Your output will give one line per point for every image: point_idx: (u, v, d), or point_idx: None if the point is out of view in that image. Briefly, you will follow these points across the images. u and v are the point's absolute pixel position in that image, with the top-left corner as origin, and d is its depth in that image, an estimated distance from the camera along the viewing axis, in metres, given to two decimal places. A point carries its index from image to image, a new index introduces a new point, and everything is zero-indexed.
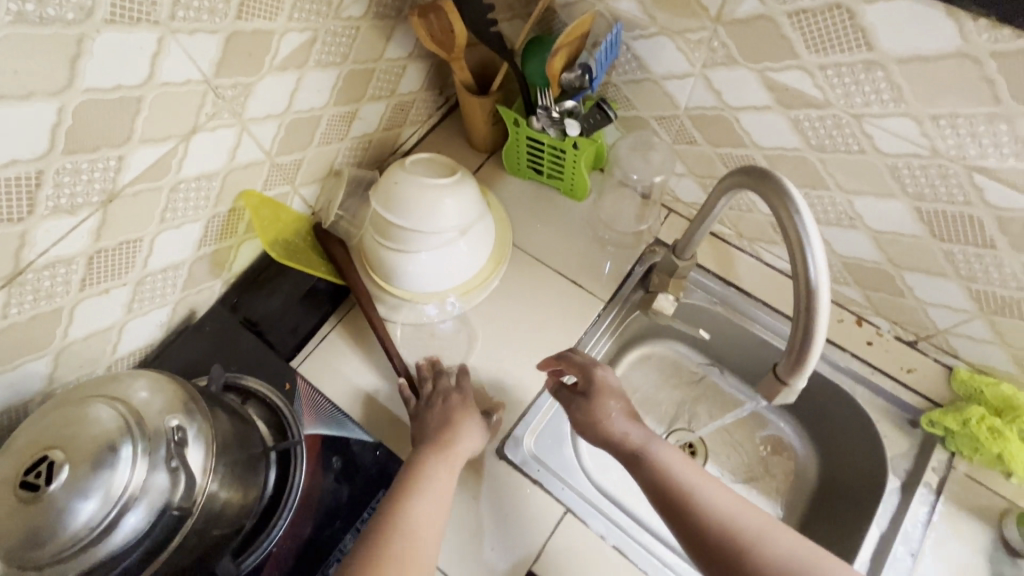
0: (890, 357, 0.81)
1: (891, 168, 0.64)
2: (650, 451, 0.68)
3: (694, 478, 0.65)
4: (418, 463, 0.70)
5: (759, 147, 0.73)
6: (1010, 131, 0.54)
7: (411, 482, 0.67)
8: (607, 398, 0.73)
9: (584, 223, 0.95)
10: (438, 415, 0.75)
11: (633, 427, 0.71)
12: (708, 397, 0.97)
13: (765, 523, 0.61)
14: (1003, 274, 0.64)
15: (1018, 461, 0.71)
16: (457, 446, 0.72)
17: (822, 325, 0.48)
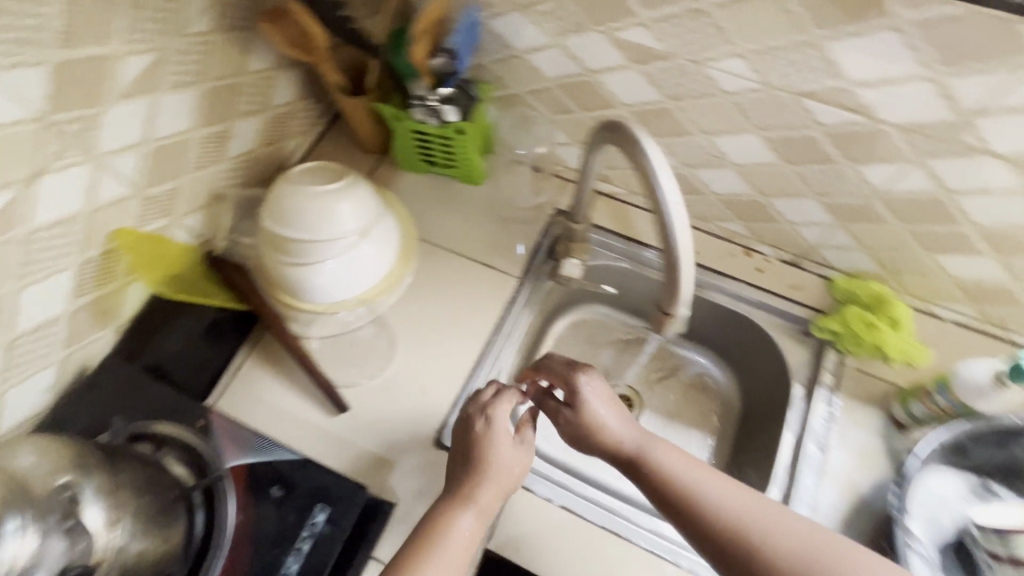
0: (777, 278, 0.89)
1: (737, 106, 0.69)
2: (648, 453, 0.65)
3: (695, 472, 0.63)
4: (439, 516, 0.64)
5: (625, 105, 0.77)
6: (820, 55, 0.61)
7: (428, 542, 0.61)
8: (597, 404, 0.68)
9: (486, 206, 0.97)
10: (469, 453, 0.67)
11: (627, 429, 0.67)
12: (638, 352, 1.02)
13: (771, 510, 0.60)
14: (847, 184, 0.72)
15: (892, 348, 0.80)
16: (486, 494, 0.65)
17: (683, 242, 0.53)
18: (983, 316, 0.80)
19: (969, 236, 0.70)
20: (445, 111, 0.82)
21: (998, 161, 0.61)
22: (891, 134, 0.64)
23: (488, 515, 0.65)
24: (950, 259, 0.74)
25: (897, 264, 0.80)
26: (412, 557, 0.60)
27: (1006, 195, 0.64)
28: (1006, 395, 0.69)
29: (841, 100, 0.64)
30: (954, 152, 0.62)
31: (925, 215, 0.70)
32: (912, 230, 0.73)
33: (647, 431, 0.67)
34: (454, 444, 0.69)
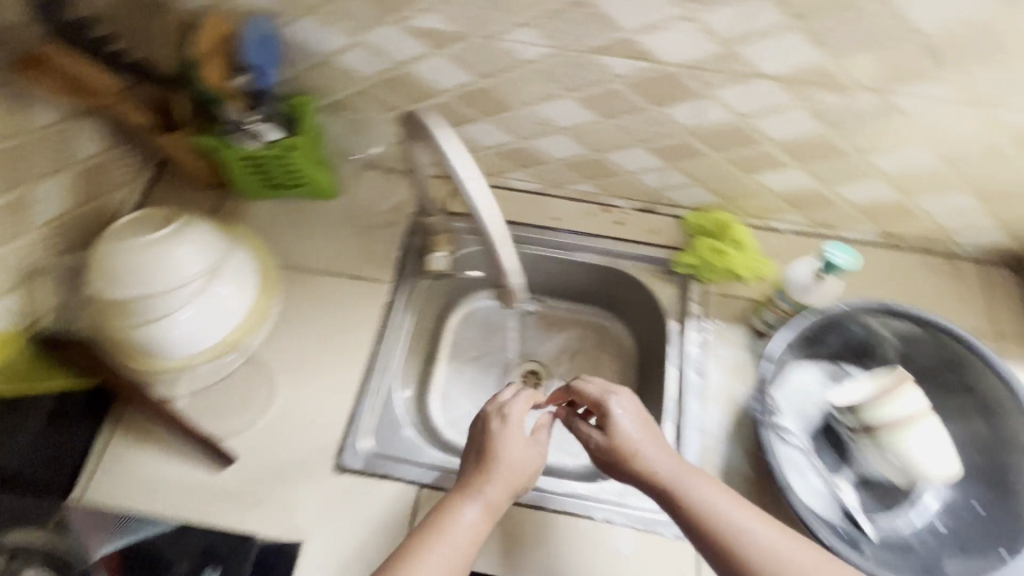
0: (636, 226, 0.95)
1: (543, 72, 0.71)
2: (686, 489, 0.65)
3: (725, 504, 0.63)
4: (446, 508, 0.66)
5: (444, 91, 0.77)
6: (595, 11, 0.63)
7: (431, 534, 0.63)
8: (630, 431, 0.68)
9: (345, 217, 0.94)
10: (481, 448, 0.69)
11: (665, 458, 0.67)
12: (533, 326, 1.08)
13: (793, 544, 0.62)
14: (661, 127, 0.75)
15: (741, 267, 0.86)
16: (495, 489, 0.66)
17: (474, 186, 0.57)
18: (811, 221, 0.88)
19: (774, 153, 0.76)
20: (266, 131, 0.78)
21: (769, 80, 0.66)
22: (679, 74, 0.67)
23: (494, 513, 0.66)
24: (768, 176, 0.81)
25: (730, 191, 0.86)
26: (411, 550, 0.61)
27: (784, 109, 0.69)
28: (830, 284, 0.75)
29: (626, 50, 0.66)
30: (734, 80, 0.67)
31: (733, 142, 0.75)
32: (728, 157, 0.78)
33: (684, 464, 0.67)
34: (472, 436, 0.71)
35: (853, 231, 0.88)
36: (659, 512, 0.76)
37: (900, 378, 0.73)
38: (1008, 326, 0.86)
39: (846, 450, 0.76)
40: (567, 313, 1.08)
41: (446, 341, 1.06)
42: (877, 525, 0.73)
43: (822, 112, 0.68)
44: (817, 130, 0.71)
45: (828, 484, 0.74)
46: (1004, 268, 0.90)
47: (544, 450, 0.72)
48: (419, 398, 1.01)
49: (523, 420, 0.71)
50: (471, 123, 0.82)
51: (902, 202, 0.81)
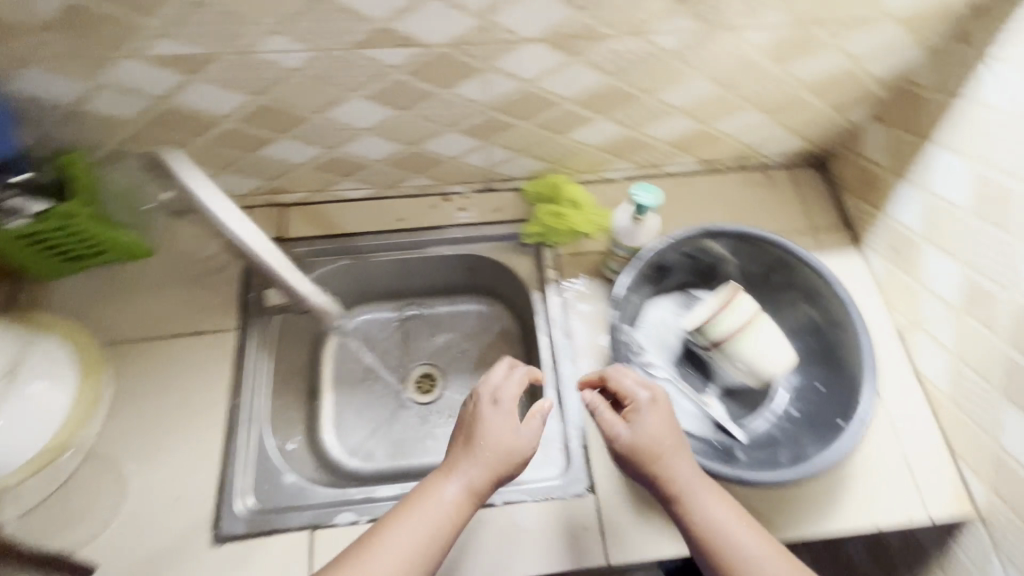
0: (481, 208, 0.94)
1: (316, 77, 0.66)
2: (695, 498, 0.63)
3: (725, 517, 0.62)
4: (428, 482, 0.65)
5: (224, 116, 0.71)
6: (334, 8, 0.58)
7: (407, 506, 0.63)
8: (654, 428, 0.66)
9: (172, 271, 0.87)
10: (469, 423, 0.68)
11: (681, 462, 0.65)
12: (418, 330, 1.06)
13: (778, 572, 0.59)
14: (459, 107, 0.74)
15: (583, 225, 0.88)
16: (478, 466, 0.64)
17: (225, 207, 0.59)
18: (638, 164, 0.93)
19: (574, 110, 0.77)
20: (25, 204, 0.69)
21: (535, 43, 0.65)
22: (447, 53, 0.64)
23: (474, 494, 0.64)
24: (580, 133, 0.83)
25: (553, 153, 0.88)
26: (381, 526, 0.61)
27: (562, 67, 0.69)
28: (649, 225, 0.76)
29: (386, 39, 0.62)
30: (502, 49, 0.65)
31: (533, 108, 0.76)
32: (536, 123, 0.79)
33: (698, 472, 0.65)
34: (465, 412, 0.70)
35: (676, 163, 0.95)
36: (556, 477, 0.77)
37: (732, 289, 0.77)
38: (818, 219, 0.96)
39: (708, 368, 0.82)
40: (448, 308, 1.07)
41: (326, 371, 1.01)
42: (744, 428, 0.79)
43: (598, 64, 0.70)
44: (603, 81, 0.73)
45: (697, 404, 0.80)
46: (807, 168, 1.00)
47: (536, 439, 0.68)
48: (310, 436, 0.95)
49: (515, 406, 0.69)
50: (271, 143, 0.77)
51: (703, 130, 0.87)
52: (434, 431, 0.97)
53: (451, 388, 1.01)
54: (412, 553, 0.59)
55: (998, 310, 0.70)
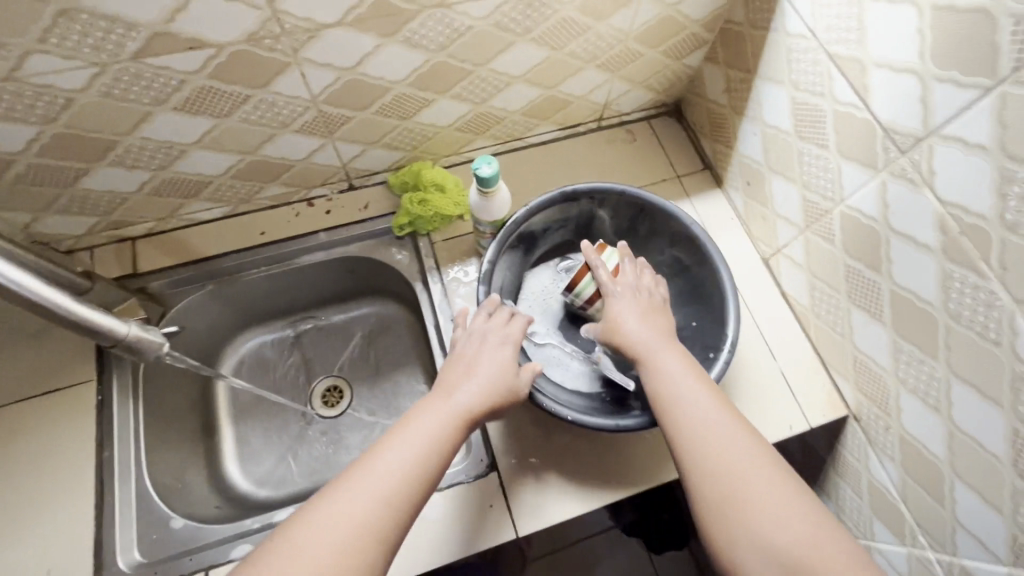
0: (348, 207, 0.91)
1: (107, 95, 0.61)
2: (657, 360, 0.64)
3: (687, 376, 0.62)
4: (425, 407, 0.61)
5: (17, 151, 0.65)
6: (96, 16, 0.53)
7: (404, 427, 0.59)
8: (625, 306, 0.69)
9: (12, 330, 0.80)
10: (470, 356, 0.66)
11: (647, 330, 0.67)
12: (317, 342, 1.02)
13: (735, 430, 0.58)
14: (283, 106, 0.71)
15: (450, 207, 0.87)
16: (477, 392, 0.62)
17: (21, 279, 0.55)
18: (499, 138, 0.93)
19: (409, 92, 0.76)
20: None
21: (336, 29, 0.63)
22: (244, 50, 0.61)
23: (471, 425, 0.61)
24: (425, 115, 0.81)
25: (408, 140, 0.86)
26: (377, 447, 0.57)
27: (378, 50, 0.67)
28: (501, 193, 0.74)
29: (170, 44, 0.58)
30: (304, 40, 0.62)
31: (365, 97, 0.74)
32: (374, 111, 0.77)
33: (665, 340, 0.66)
34: (465, 345, 0.68)
35: (537, 132, 0.95)
36: (457, 463, 0.77)
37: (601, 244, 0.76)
38: (680, 165, 0.99)
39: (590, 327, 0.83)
40: (345, 316, 1.04)
41: (224, 403, 0.96)
42: None
43: (414, 42, 0.68)
44: (428, 60, 0.71)
45: (585, 363, 0.80)
46: (665, 118, 1.03)
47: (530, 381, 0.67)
48: (212, 471, 0.90)
49: (515, 340, 0.69)
50: (89, 174, 0.71)
51: (551, 95, 0.87)
52: (343, 442, 0.94)
53: (358, 397, 0.98)
54: (410, 475, 0.55)
55: (833, 223, 0.74)
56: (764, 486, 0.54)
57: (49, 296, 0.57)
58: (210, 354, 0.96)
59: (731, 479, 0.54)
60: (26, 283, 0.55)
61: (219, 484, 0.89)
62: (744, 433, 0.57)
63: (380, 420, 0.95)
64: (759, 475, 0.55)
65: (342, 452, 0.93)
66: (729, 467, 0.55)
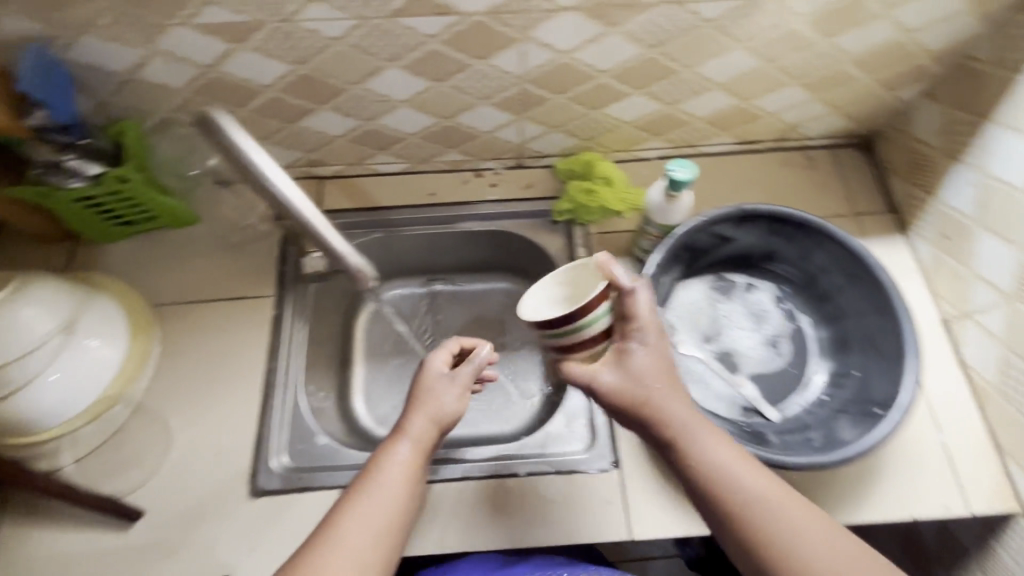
0: (513, 184, 0.94)
1: (355, 47, 0.67)
2: (695, 442, 0.58)
3: (732, 461, 0.57)
4: (379, 460, 0.65)
5: (267, 85, 0.73)
6: None
7: (364, 485, 0.63)
8: (637, 364, 0.60)
9: (214, 238, 0.91)
10: (417, 396, 0.69)
11: (678, 404, 0.60)
12: (450, 305, 1.06)
13: (801, 518, 0.55)
14: (494, 80, 0.74)
15: (614, 202, 0.88)
16: (427, 426, 0.67)
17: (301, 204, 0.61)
18: (673, 142, 0.92)
19: (609, 84, 0.76)
20: (83, 165, 0.72)
21: (572, 13, 0.65)
22: (484, 22, 0.65)
23: (428, 454, 0.67)
24: (615, 109, 0.82)
25: (588, 130, 0.87)
26: (343, 511, 0.60)
27: (600, 38, 0.68)
28: (682, 203, 0.73)
29: (425, 8, 0.63)
30: (539, 19, 0.65)
31: (568, 81, 0.75)
32: (570, 96, 0.78)
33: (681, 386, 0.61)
34: (410, 390, 0.71)
35: (713, 142, 0.93)
36: (580, 452, 0.78)
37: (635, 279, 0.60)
38: (861, 202, 0.92)
39: (736, 352, 0.81)
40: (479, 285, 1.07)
41: (360, 342, 1.04)
42: (781, 409, 0.78)
43: (636, 35, 0.68)
44: (641, 54, 0.71)
45: (729, 386, 0.79)
46: (851, 149, 0.96)
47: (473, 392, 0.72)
48: (342, 404, 0.98)
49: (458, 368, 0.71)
50: (312, 114, 0.79)
51: (742, 107, 0.84)
52: None
53: None
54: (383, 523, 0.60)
55: None
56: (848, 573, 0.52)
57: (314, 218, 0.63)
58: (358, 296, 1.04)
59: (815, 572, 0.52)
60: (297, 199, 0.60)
61: (344, 416, 0.96)
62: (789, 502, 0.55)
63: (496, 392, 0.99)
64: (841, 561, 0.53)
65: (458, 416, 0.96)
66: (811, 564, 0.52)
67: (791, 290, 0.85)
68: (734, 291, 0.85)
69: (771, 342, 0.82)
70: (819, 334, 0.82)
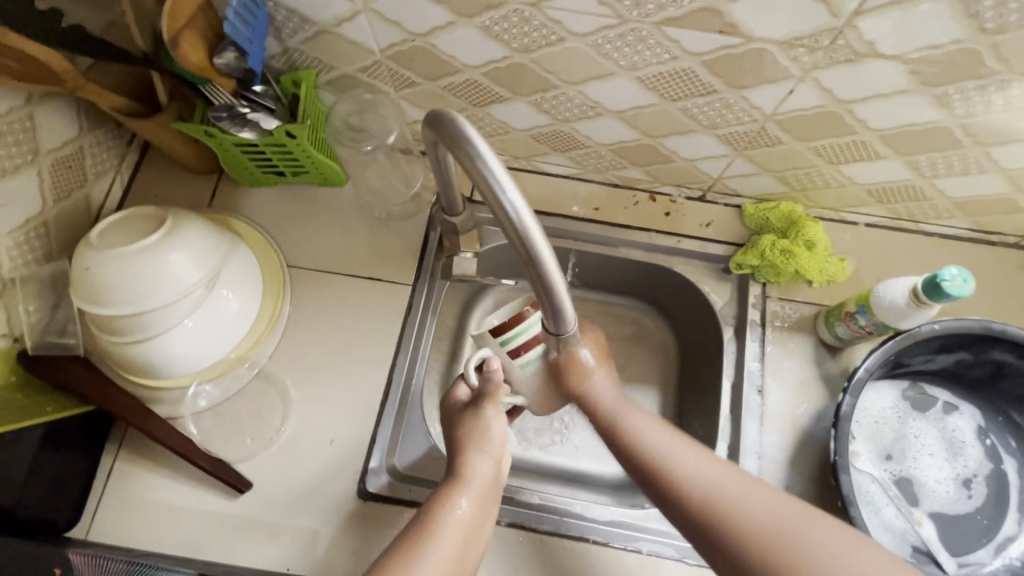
0: (688, 219, 0.82)
1: (594, 46, 0.57)
2: (621, 417, 0.65)
3: (644, 423, 0.64)
4: (434, 505, 0.56)
5: (472, 67, 0.65)
6: None
7: (417, 536, 0.53)
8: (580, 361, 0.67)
9: (355, 207, 0.84)
10: (464, 431, 0.61)
11: (611, 389, 0.67)
12: (585, 316, 0.91)
13: (744, 483, 0.57)
14: (734, 112, 0.62)
15: (812, 271, 0.75)
16: (488, 465, 0.59)
17: (542, 246, 0.42)
18: (896, 213, 0.77)
19: (870, 143, 0.63)
20: (262, 117, 0.67)
21: (884, 61, 0.52)
22: (767, 51, 0.53)
23: (489, 498, 0.58)
24: (854, 167, 0.68)
25: (804, 181, 0.74)
26: (396, 562, 0.51)
27: (897, 94, 0.56)
28: (928, 312, 0.64)
29: (704, 22, 0.52)
30: (838, 59, 0.53)
31: (822, 129, 0.63)
32: (811, 146, 0.66)
33: (626, 398, 0.67)
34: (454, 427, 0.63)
35: (943, 223, 0.77)
36: None
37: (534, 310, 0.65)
38: None
39: (917, 479, 0.70)
40: (621, 307, 0.91)
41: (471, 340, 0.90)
42: (960, 562, 0.67)
43: (946, 100, 0.56)
44: (935, 120, 0.58)
45: (903, 518, 0.68)
46: None
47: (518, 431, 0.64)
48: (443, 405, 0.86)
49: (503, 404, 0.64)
50: (503, 103, 0.69)
51: (1010, 198, 0.69)
52: (564, 435, 0.87)
53: None
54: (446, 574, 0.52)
55: None
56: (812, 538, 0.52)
57: (553, 266, 0.43)
58: (475, 288, 0.91)
59: (775, 544, 0.53)
60: (534, 230, 0.42)
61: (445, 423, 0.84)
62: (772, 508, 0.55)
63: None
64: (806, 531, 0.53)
65: (564, 454, 0.86)
66: (766, 529, 0.54)
67: (996, 422, 0.72)
68: (930, 408, 0.73)
69: (963, 481, 0.70)
70: None
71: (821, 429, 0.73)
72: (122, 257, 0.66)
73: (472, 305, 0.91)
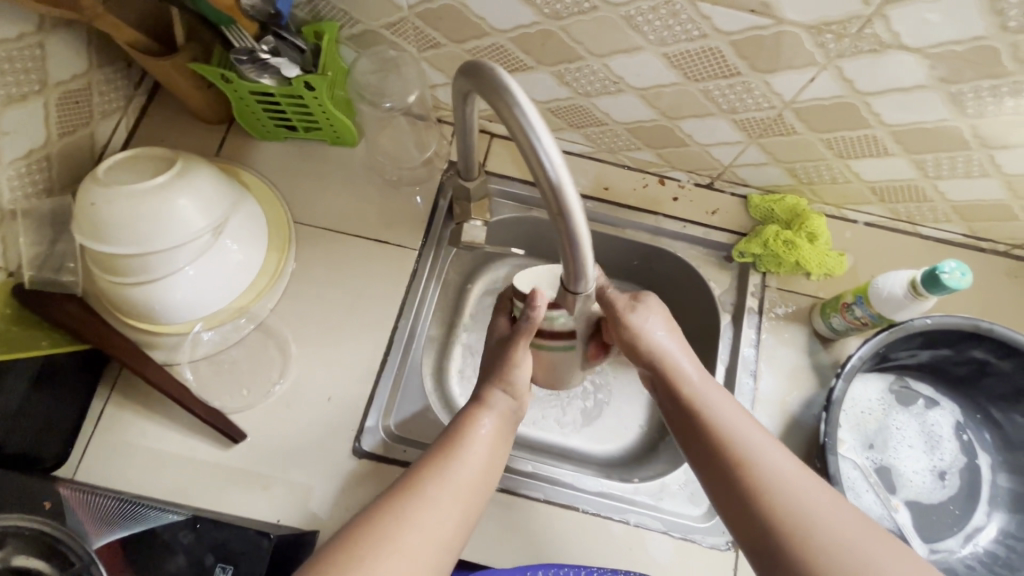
0: (695, 205, 0.83)
1: (627, 19, 0.58)
2: (702, 398, 0.59)
3: (727, 408, 0.58)
4: (458, 425, 0.60)
5: (501, 31, 0.65)
6: None
7: (450, 450, 0.57)
8: (647, 311, 0.64)
9: (366, 168, 0.83)
10: (493, 362, 0.64)
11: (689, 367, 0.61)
12: None
13: (806, 479, 0.52)
14: (754, 97, 0.64)
15: (812, 263, 0.77)
16: (509, 394, 0.63)
17: (572, 198, 0.43)
18: (895, 213, 0.79)
19: (882, 138, 0.65)
20: (283, 64, 0.66)
21: (906, 53, 0.54)
22: (795, 36, 0.55)
23: (508, 427, 0.62)
24: (862, 163, 0.70)
25: (812, 175, 0.75)
26: (409, 492, 0.53)
27: (913, 90, 0.58)
28: (924, 304, 0.66)
29: (738, 2, 0.53)
30: (863, 49, 0.55)
31: (837, 121, 0.64)
32: (825, 137, 0.67)
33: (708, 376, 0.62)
34: (488, 353, 0.66)
35: (939, 226, 0.79)
36: (696, 520, 0.74)
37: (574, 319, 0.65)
38: None
39: (896, 469, 0.73)
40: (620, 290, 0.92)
41: (470, 311, 0.91)
42: (931, 548, 0.70)
43: (960, 98, 0.58)
44: (945, 119, 0.60)
45: (881, 505, 0.71)
46: None
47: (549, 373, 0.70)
48: (438, 373, 0.87)
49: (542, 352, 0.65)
50: (526, 72, 0.70)
51: (1006, 204, 0.71)
52: (557, 411, 0.88)
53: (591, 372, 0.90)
54: (465, 497, 0.55)
55: None
56: (829, 514, 0.49)
57: (579, 218, 0.44)
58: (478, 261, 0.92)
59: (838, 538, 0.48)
60: (566, 181, 0.42)
61: (440, 388, 0.85)
62: (836, 504, 0.50)
63: (600, 405, 0.88)
64: (820, 501, 0.50)
65: (555, 429, 0.87)
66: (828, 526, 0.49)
67: (975, 418, 0.75)
68: (913, 402, 0.76)
69: (939, 473, 0.73)
70: (998, 482, 0.72)
71: (809, 417, 0.75)
72: (127, 195, 0.64)
73: (475, 277, 0.92)
